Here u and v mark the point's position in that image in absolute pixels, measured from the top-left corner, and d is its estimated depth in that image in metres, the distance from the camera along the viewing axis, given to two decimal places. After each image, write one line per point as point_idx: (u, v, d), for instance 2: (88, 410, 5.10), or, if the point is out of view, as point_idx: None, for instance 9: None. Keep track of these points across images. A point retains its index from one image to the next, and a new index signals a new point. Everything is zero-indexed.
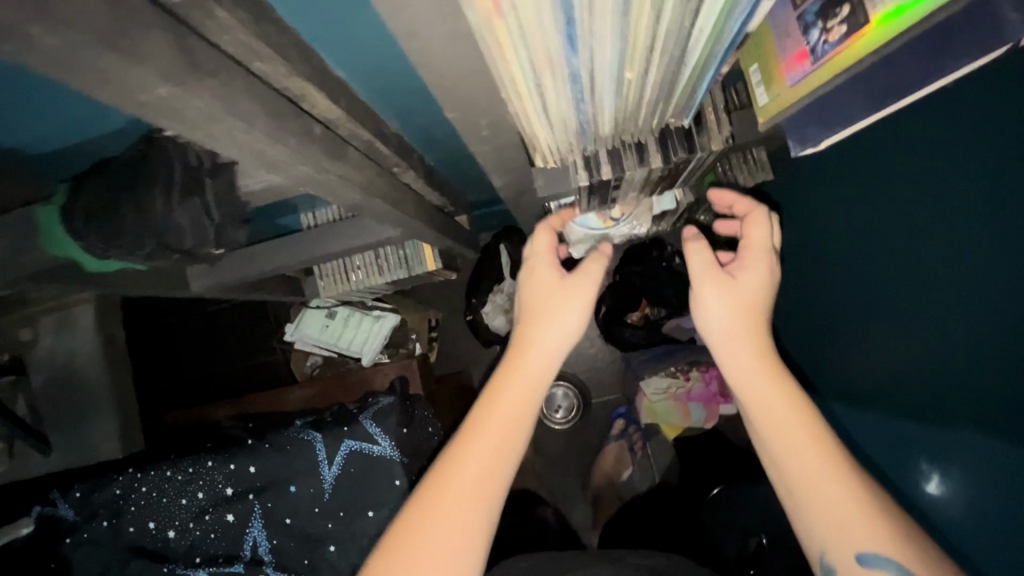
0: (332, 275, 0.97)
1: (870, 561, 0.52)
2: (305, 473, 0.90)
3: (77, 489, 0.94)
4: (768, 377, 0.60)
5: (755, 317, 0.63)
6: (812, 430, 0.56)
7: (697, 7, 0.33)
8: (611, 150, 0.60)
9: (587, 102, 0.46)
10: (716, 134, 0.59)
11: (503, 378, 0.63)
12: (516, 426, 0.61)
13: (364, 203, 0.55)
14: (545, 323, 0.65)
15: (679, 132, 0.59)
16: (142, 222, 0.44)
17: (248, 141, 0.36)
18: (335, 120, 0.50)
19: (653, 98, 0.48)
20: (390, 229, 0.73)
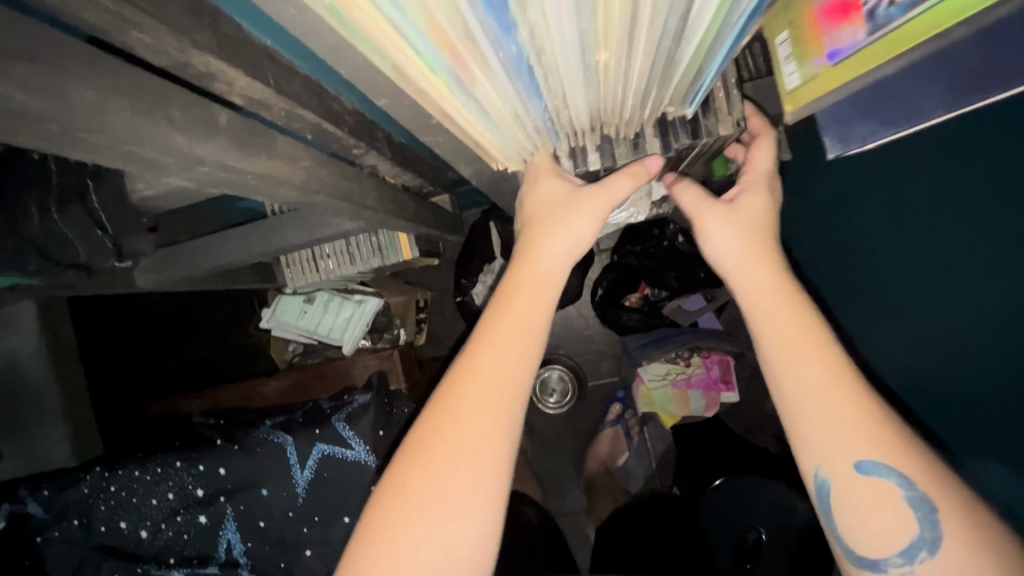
0: (300, 264, 0.89)
1: (868, 467, 0.44)
2: (276, 476, 0.85)
3: (46, 488, 0.89)
4: (778, 290, 0.51)
5: (759, 229, 0.54)
6: (813, 338, 0.48)
7: None
8: (601, 140, 0.55)
9: (548, 97, 0.38)
10: (724, 115, 0.51)
11: (505, 302, 0.52)
12: (520, 355, 0.50)
13: (304, 198, 0.46)
14: (550, 236, 0.53)
15: (682, 118, 0.52)
16: (17, 238, 0.41)
17: (106, 142, 0.28)
18: (265, 100, 0.41)
19: (638, 85, 0.39)
20: (352, 221, 0.65)
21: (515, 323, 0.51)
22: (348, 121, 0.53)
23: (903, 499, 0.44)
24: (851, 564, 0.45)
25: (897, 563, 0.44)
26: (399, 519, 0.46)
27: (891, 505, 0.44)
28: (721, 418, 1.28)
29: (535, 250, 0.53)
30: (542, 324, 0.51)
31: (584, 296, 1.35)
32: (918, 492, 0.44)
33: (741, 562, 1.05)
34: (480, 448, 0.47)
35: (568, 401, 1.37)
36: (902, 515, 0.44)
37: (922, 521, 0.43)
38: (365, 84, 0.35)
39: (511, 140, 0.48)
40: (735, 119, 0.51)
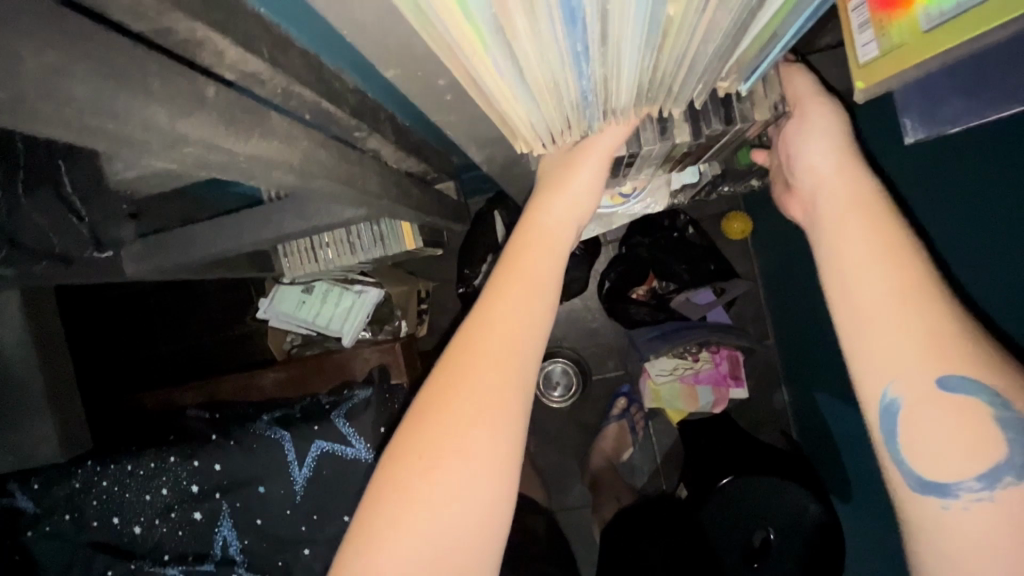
0: (297, 253, 0.86)
1: (949, 385, 0.42)
2: (274, 473, 0.82)
3: (36, 481, 0.87)
4: (855, 203, 0.48)
5: (848, 148, 0.51)
6: (896, 255, 0.45)
7: None
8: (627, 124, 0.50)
9: (595, 59, 0.33)
10: (761, 99, 0.49)
11: (513, 264, 0.49)
12: (530, 314, 0.47)
13: (301, 184, 0.42)
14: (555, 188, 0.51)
15: (716, 100, 0.49)
16: None
17: (70, 113, 0.24)
18: (258, 74, 0.37)
19: (698, 47, 0.34)
20: (353, 210, 0.61)
21: (522, 273, 0.48)
22: (349, 101, 0.49)
23: (992, 419, 0.41)
24: (915, 490, 0.43)
25: (972, 486, 0.41)
26: (412, 484, 0.42)
27: (971, 426, 0.41)
28: (728, 414, 1.25)
29: (538, 212, 0.51)
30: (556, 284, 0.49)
31: (590, 288, 1.31)
32: (1012, 411, 0.41)
33: (751, 561, 1.02)
34: (495, 410, 0.44)
35: (572, 395, 1.34)
36: (986, 436, 0.41)
37: (1013, 444, 0.41)
38: (369, 48, 0.31)
39: (540, 115, 0.43)
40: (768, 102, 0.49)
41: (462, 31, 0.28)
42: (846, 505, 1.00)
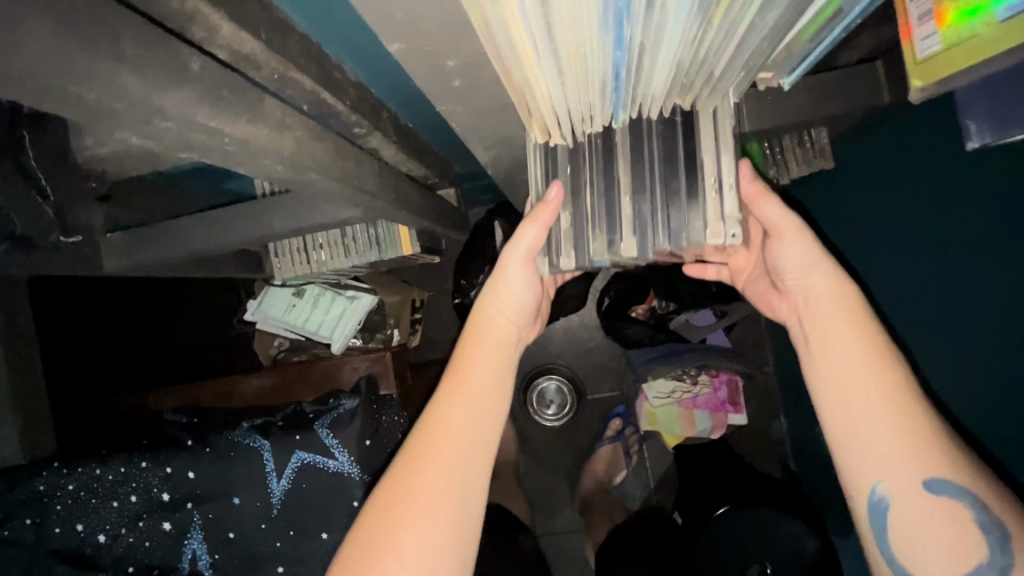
0: (289, 254, 0.82)
1: (935, 490, 0.46)
2: (249, 484, 0.77)
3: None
4: (840, 316, 0.50)
5: (821, 253, 0.52)
6: (877, 373, 0.48)
7: None
8: (573, 234, 0.50)
9: (634, 22, 0.30)
10: (713, 219, 0.46)
11: (463, 365, 0.54)
12: (487, 409, 0.52)
13: (293, 176, 0.40)
14: (493, 294, 0.57)
15: (663, 217, 0.48)
16: None
17: (26, 75, 0.21)
18: (252, 55, 0.35)
19: (745, 18, 0.32)
20: (349, 209, 0.58)
21: (480, 375, 0.54)
22: (348, 95, 0.47)
23: (973, 521, 0.45)
24: None
25: None
26: None
27: (955, 528, 0.45)
28: (725, 441, 1.22)
29: (485, 315, 0.57)
30: (508, 381, 0.55)
31: (588, 305, 1.29)
32: (990, 514, 0.45)
33: None
34: (462, 503, 0.49)
35: (565, 414, 1.31)
36: (972, 536, 0.45)
37: (994, 545, 0.45)
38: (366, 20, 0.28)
39: (565, 96, 0.40)
40: (724, 224, 0.46)
41: None
42: (847, 541, 0.96)
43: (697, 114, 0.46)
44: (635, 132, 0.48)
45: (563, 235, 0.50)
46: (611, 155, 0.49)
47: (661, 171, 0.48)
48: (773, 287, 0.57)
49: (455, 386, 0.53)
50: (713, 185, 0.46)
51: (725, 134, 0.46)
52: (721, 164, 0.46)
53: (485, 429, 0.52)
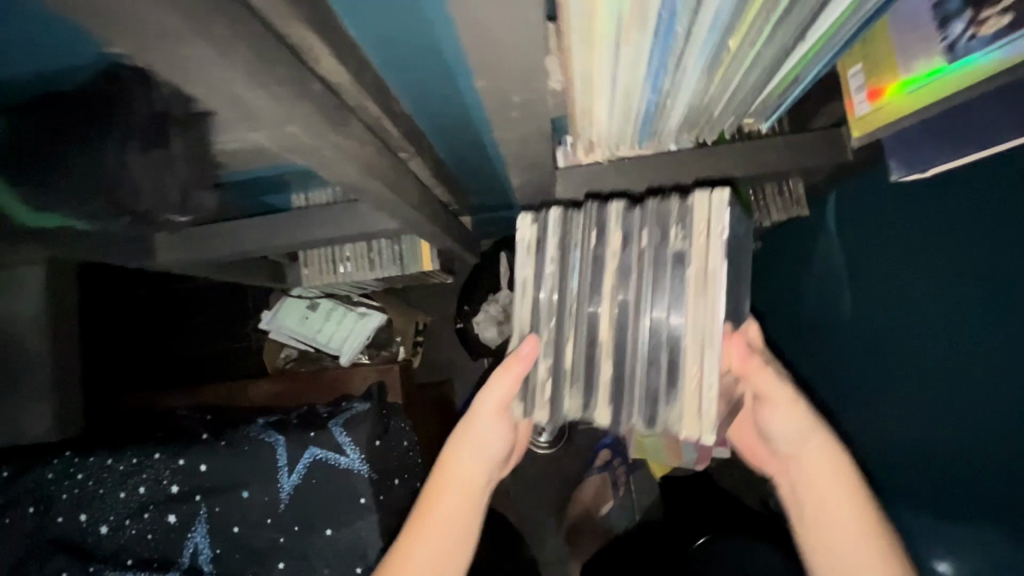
0: (317, 263, 0.90)
1: None
2: (260, 477, 0.81)
3: (6, 469, 0.86)
4: (836, 484, 0.64)
5: (810, 425, 0.65)
6: (870, 536, 0.62)
7: None
8: (547, 391, 0.56)
9: (667, 77, 0.40)
10: (680, 415, 0.53)
11: (434, 496, 0.68)
12: (459, 536, 0.67)
13: (360, 182, 0.47)
14: (469, 439, 0.68)
15: (643, 399, 0.55)
16: (81, 180, 0.39)
17: (219, 85, 0.28)
18: (341, 85, 0.43)
19: (747, 74, 0.42)
20: (387, 220, 0.66)
21: (450, 508, 0.67)
22: (401, 124, 0.55)
23: None
24: None
25: None
26: None
27: None
28: (708, 476, 1.26)
29: (459, 455, 0.68)
30: (474, 514, 0.68)
31: None
32: None
33: None
34: None
35: (557, 443, 1.34)
36: None
37: None
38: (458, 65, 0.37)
39: (601, 126, 0.49)
40: (700, 421, 0.52)
41: (582, 49, 0.33)
42: None
43: (687, 303, 0.52)
44: (621, 301, 0.54)
45: (543, 394, 0.57)
46: (597, 313, 0.55)
47: (644, 347, 0.54)
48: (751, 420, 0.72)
49: (431, 512, 0.67)
50: (692, 383, 0.52)
51: (708, 336, 0.51)
52: (701, 362, 0.52)
53: (459, 553, 0.67)
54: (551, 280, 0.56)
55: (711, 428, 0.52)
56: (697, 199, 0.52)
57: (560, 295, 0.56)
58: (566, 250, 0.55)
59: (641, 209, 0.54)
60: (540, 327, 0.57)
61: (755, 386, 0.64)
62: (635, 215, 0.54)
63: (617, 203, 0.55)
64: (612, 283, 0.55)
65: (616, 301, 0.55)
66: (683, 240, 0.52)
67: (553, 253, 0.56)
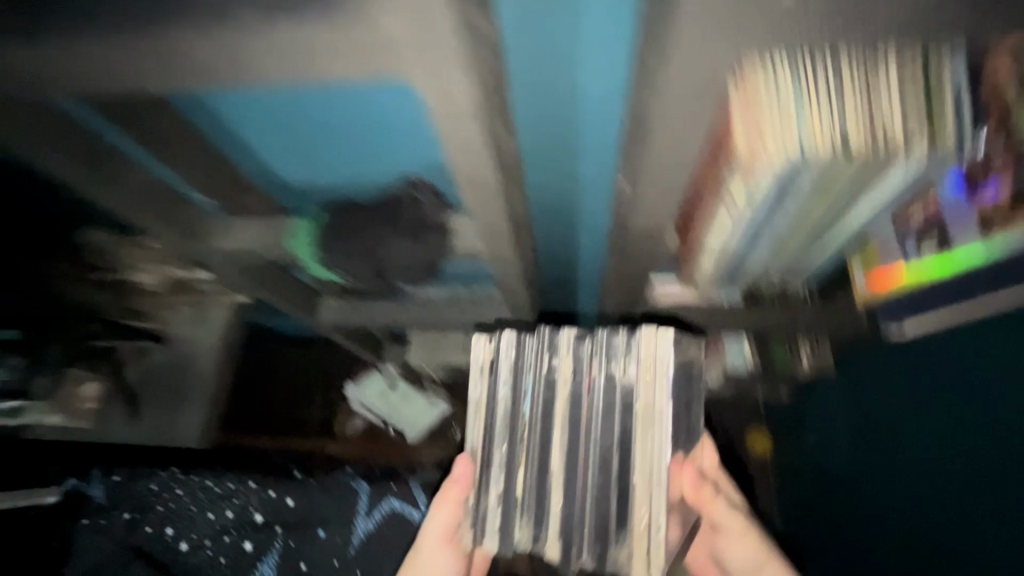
0: (424, 343, 1.12)
1: None
2: (339, 520, 0.92)
3: (116, 474, 1.03)
4: None
5: (753, 552, 0.71)
6: None
7: (875, 204, 0.48)
8: (500, 518, 0.53)
9: (754, 248, 0.58)
10: (635, 553, 0.50)
11: None
12: None
13: (514, 282, 0.66)
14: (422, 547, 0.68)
15: (594, 535, 0.51)
16: (368, 248, 0.61)
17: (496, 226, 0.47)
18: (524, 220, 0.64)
19: (805, 251, 0.61)
20: (502, 312, 0.84)
21: None
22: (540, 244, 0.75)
23: None
24: None
25: None
26: None
27: None
28: None
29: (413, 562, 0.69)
30: None
31: None
32: None
33: None
34: None
35: None
36: None
37: None
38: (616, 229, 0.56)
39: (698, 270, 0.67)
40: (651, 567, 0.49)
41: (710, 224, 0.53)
42: None
43: (635, 440, 0.51)
44: (575, 433, 0.53)
45: (490, 523, 0.54)
46: (550, 435, 0.53)
47: (597, 479, 0.52)
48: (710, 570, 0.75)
49: None
50: (642, 527, 0.50)
51: (655, 471, 0.50)
52: (650, 503, 0.50)
53: None
54: (505, 400, 0.54)
55: (662, 571, 0.49)
56: (644, 334, 0.51)
57: (512, 416, 0.54)
58: (519, 373, 0.54)
59: (594, 337, 0.54)
60: (492, 450, 0.55)
61: (711, 514, 0.69)
62: (585, 344, 0.53)
63: (567, 328, 0.54)
64: (564, 410, 0.53)
65: (567, 431, 0.53)
66: (632, 372, 0.52)
67: (507, 373, 0.55)
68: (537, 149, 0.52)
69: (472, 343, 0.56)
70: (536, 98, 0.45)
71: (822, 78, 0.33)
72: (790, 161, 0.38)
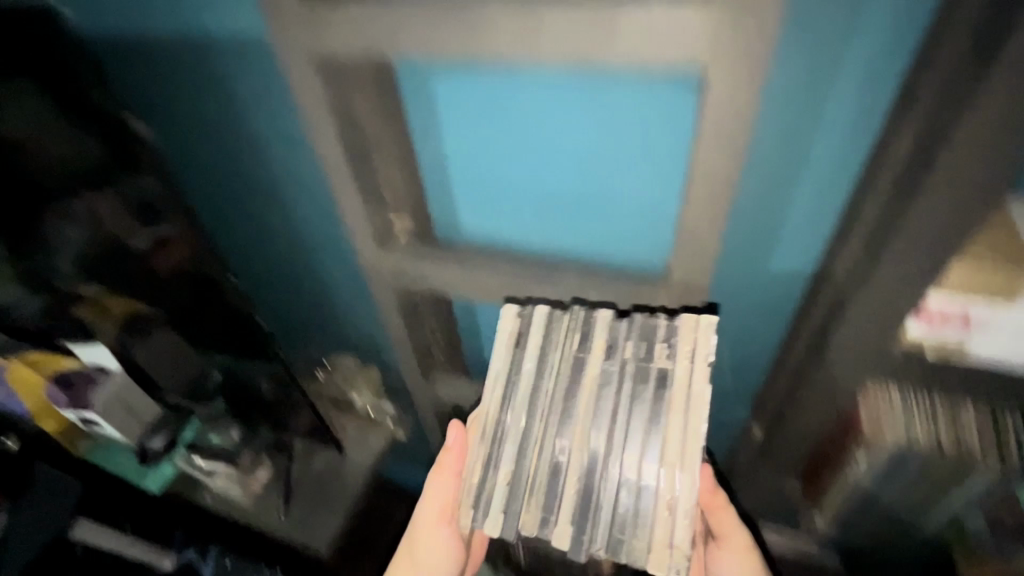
0: None
1: None
2: None
3: (229, 558, 1.07)
4: None
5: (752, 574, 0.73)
6: None
7: (983, 492, 0.61)
8: (514, 493, 0.57)
9: (884, 499, 0.71)
10: (647, 538, 0.53)
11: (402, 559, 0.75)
12: None
13: None
14: (426, 519, 0.72)
15: (613, 510, 0.55)
16: None
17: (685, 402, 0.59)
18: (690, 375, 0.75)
19: (920, 512, 0.71)
20: None
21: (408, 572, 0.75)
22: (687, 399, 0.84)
23: None
24: None
25: None
26: None
27: None
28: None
29: (418, 525, 0.73)
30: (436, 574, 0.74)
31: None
32: None
33: None
34: None
35: None
36: None
37: None
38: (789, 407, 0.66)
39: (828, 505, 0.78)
40: (670, 553, 0.52)
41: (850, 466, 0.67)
42: None
43: (666, 416, 0.56)
44: (601, 413, 0.57)
45: (495, 503, 0.57)
46: (571, 415, 0.58)
47: (615, 468, 0.56)
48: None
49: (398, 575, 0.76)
50: (665, 509, 0.54)
51: (689, 461, 0.54)
52: (679, 486, 0.54)
53: None
54: (527, 375, 0.60)
55: (683, 554, 0.52)
56: (686, 319, 0.58)
57: (534, 391, 0.59)
58: (546, 349, 0.61)
59: (629, 320, 0.60)
60: (507, 425, 0.59)
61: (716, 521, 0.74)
62: (621, 326, 0.60)
63: (604, 311, 0.62)
64: (592, 390, 0.58)
65: (591, 411, 0.58)
66: (670, 359, 0.57)
67: (532, 350, 0.62)
68: (740, 240, 0.61)
69: (501, 312, 0.64)
70: (749, 219, 0.59)
71: (923, 400, 0.58)
72: (901, 446, 0.58)
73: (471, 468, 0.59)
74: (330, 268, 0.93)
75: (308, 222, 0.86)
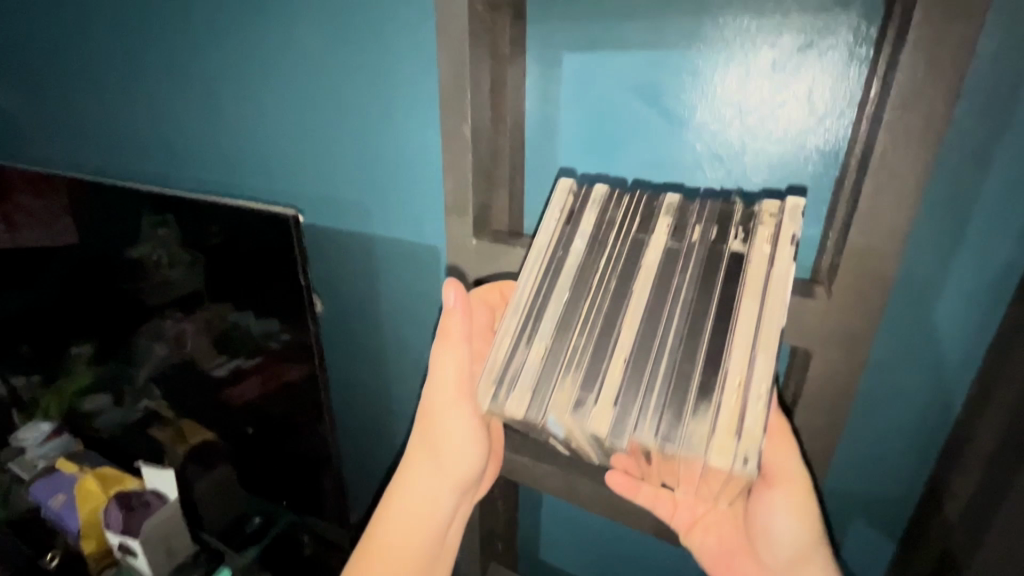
0: None
1: None
2: None
3: None
4: None
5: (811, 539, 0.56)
6: None
7: None
8: (547, 366, 0.48)
9: None
10: (708, 427, 0.42)
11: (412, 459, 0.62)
12: (439, 503, 0.62)
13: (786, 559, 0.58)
14: (436, 416, 0.58)
15: (669, 392, 0.44)
16: None
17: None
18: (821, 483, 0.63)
19: None
20: None
21: (421, 472, 0.61)
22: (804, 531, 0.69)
23: None
24: None
25: None
26: None
27: None
28: None
29: (430, 419, 0.59)
30: (453, 473, 0.61)
31: None
32: None
33: None
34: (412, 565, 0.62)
35: None
36: None
37: None
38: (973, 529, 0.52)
39: None
40: (738, 443, 0.41)
41: None
42: None
43: (739, 300, 0.45)
44: (659, 297, 0.47)
45: (527, 379, 0.48)
46: (627, 289, 0.48)
47: (673, 352, 0.45)
48: (749, 553, 0.59)
49: (408, 480, 0.62)
50: (736, 387, 0.43)
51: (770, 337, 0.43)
52: (750, 365, 0.43)
53: (442, 505, 0.62)
54: (576, 255, 0.51)
55: (757, 444, 0.41)
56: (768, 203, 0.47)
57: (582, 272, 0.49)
58: (601, 227, 0.51)
59: (699, 204, 0.51)
60: (547, 296, 0.50)
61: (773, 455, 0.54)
62: (692, 210, 0.50)
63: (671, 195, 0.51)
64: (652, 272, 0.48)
65: (646, 301, 0.47)
66: (747, 241, 0.46)
67: (586, 229, 0.52)
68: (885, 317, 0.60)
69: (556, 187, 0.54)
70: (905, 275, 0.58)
71: None
72: None
73: (500, 344, 0.49)
74: (400, 358, 0.93)
75: (403, 347, 0.92)
